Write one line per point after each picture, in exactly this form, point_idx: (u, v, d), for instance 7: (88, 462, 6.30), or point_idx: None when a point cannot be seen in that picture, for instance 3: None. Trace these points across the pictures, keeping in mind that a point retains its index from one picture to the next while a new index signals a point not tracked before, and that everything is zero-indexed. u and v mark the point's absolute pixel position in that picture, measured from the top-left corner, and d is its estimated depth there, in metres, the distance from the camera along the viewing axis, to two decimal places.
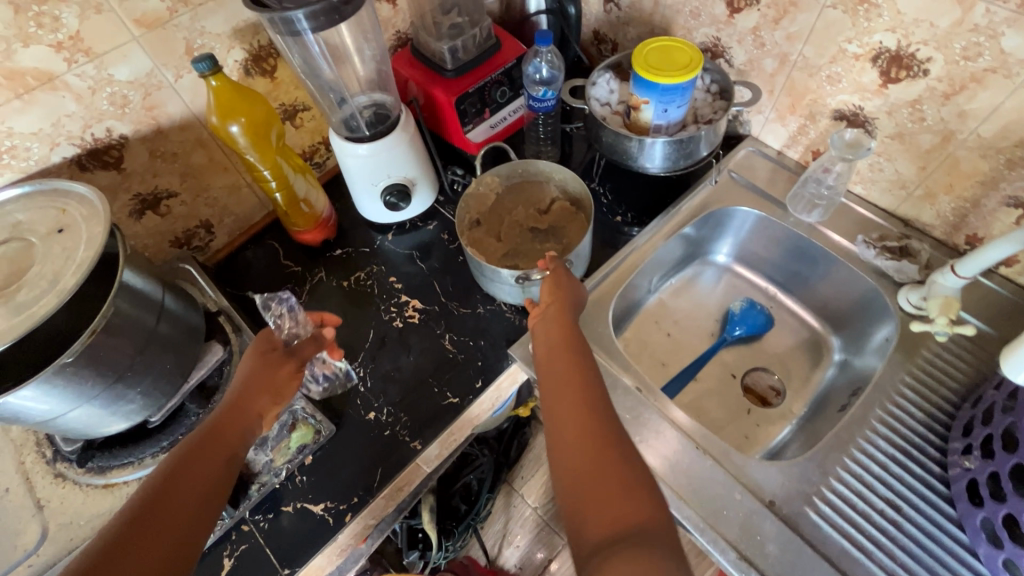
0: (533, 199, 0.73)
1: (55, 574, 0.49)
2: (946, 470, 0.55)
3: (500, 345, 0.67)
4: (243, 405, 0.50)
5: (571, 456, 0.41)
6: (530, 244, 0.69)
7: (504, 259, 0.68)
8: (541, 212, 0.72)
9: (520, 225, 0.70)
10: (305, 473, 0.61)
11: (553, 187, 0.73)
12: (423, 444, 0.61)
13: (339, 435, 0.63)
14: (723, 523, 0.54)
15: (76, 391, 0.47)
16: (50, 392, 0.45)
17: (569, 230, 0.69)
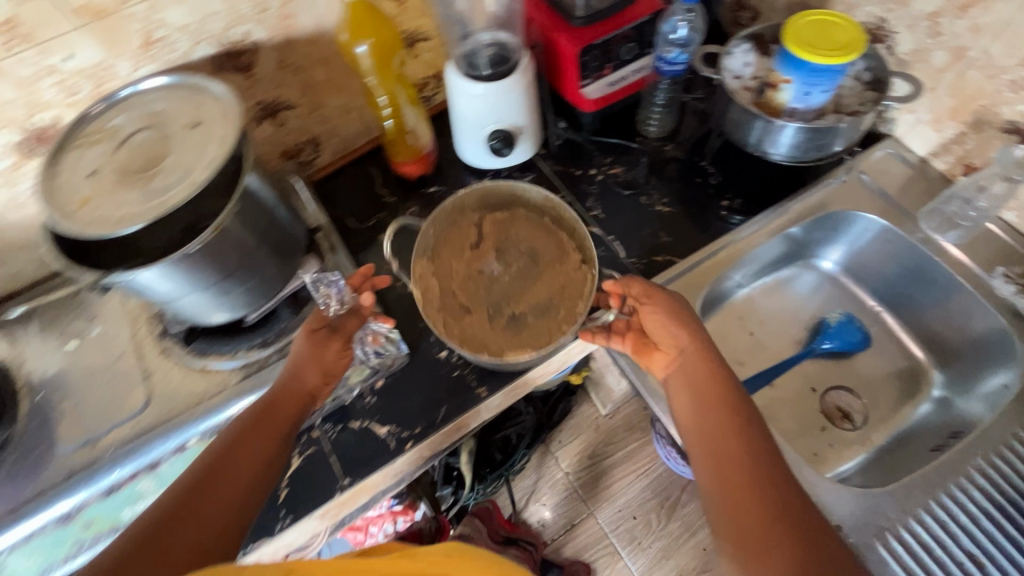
0: (456, 238, 0.66)
1: (155, 436, 0.54)
2: None
3: None
4: (291, 389, 0.52)
5: (753, 534, 0.43)
6: (494, 287, 0.63)
7: (505, 321, 0.61)
8: (478, 244, 0.65)
9: (473, 275, 0.63)
10: (374, 396, 0.63)
11: (473, 208, 0.67)
12: (488, 392, 0.62)
13: (410, 368, 0.65)
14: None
15: (194, 278, 0.50)
16: (174, 275, 0.49)
17: (527, 236, 0.66)
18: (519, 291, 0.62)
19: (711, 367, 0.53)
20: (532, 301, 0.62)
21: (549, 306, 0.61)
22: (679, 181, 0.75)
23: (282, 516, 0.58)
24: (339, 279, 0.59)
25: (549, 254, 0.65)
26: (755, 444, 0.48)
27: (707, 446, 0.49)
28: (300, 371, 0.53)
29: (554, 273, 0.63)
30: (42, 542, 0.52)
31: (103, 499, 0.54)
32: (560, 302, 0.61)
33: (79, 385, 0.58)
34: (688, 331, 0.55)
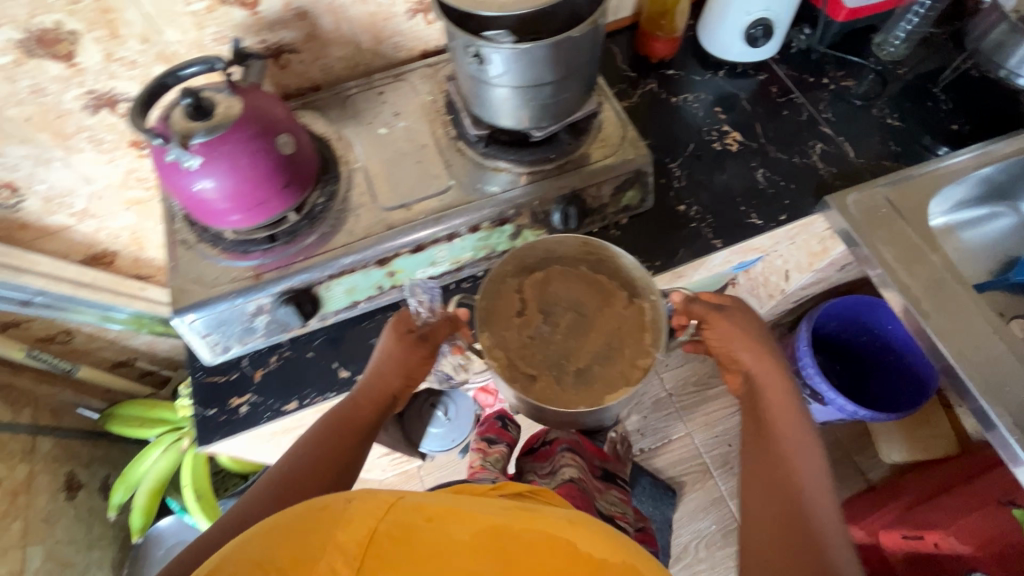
0: (505, 307, 0.60)
1: (458, 213, 0.63)
2: None
3: (809, 193, 0.72)
4: (374, 389, 0.59)
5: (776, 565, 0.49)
6: (551, 344, 0.59)
7: (574, 379, 0.58)
8: (523, 310, 0.60)
9: (527, 342, 0.59)
10: (619, 229, 0.72)
11: (510, 281, 0.61)
12: (723, 244, 0.69)
13: (649, 215, 0.72)
14: (1004, 398, 0.60)
15: (527, 75, 0.57)
16: (521, 66, 0.55)
17: (578, 283, 0.62)
18: (579, 344, 0.59)
19: (787, 398, 0.61)
20: (592, 352, 0.59)
21: (612, 351, 0.59)
22: (910, 101, 0.79)
23: None
24: (433, 287, 0.65)
25: (595, 302, 0.61)
26: (802, 479, 0.54)
27: (767, 508, 0.54)
28: (387, 364, 0.60)
29: (604, 322, 0.61)
30: (359, 278, 0.63)
31: (412, 255, 0.64)
32: (621, 343, 0.59)
33: (389, 164, 0.67)
34: (753, 360, 0.63)
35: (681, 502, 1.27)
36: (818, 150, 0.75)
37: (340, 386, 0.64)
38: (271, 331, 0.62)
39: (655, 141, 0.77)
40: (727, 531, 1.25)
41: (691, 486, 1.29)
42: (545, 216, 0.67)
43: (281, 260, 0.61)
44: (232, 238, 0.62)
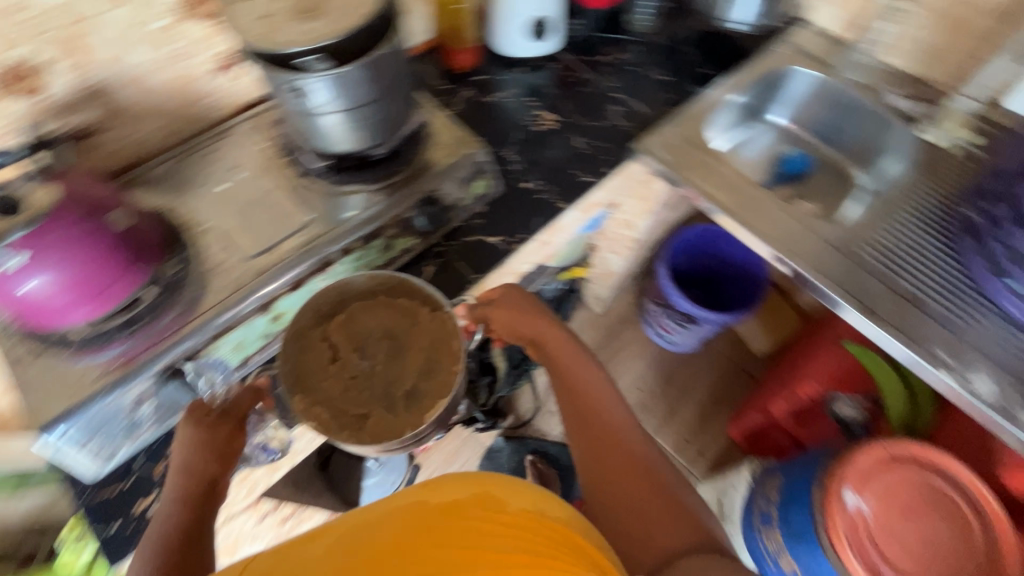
0: (313, 358, 0.59)
1: (325, 242, 0.65)
2: (957, 230, 0.75)
3: (620, 145, 0.85)
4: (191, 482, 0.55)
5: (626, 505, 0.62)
6: (373, 378, 0.58)
7: (405, 403, 0.57)
8: (335, 356, 0.59)
9: (349, 383, 0.58)
10: (480, 217, 0.78)
11: (315, 330, 0.60)
12: (568, 204, 0.79)
13: (501, 198, 0.79)
14: (799, 250, 0.77)
15: (349, 97, 0.61)
16: (340, 89, 0.59)
17: (379, 312, 0.61)
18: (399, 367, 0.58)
19: (580, 357, 0.71)
20: (413, 371, 0.58)
21: (432, 364, 0.59)
22: (669, 59, 0.97)
23: None
24: (221, 361, 0.62)
25: (402, 323, 0.61)
26: (617, 428, 0.66)
27: (596, 456, 0.65)
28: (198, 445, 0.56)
29: (416, 338, 0.60)
30: (243, 332, 0.62)
31: (291, 294, 0.64)
32: (438, 354, 0.59)
33: (241, 215, 0.67)
34: (544, 327, 0.71)
35: None
36: (616, 112, 0.90)
37: None
38: (162, 415, 0.61)
39: (485, 136, 0.86)
40: None
41: None
42: (410, 223, 0.71)
43: (147, 341, 0.57)
44: (79, 338, 0.56)
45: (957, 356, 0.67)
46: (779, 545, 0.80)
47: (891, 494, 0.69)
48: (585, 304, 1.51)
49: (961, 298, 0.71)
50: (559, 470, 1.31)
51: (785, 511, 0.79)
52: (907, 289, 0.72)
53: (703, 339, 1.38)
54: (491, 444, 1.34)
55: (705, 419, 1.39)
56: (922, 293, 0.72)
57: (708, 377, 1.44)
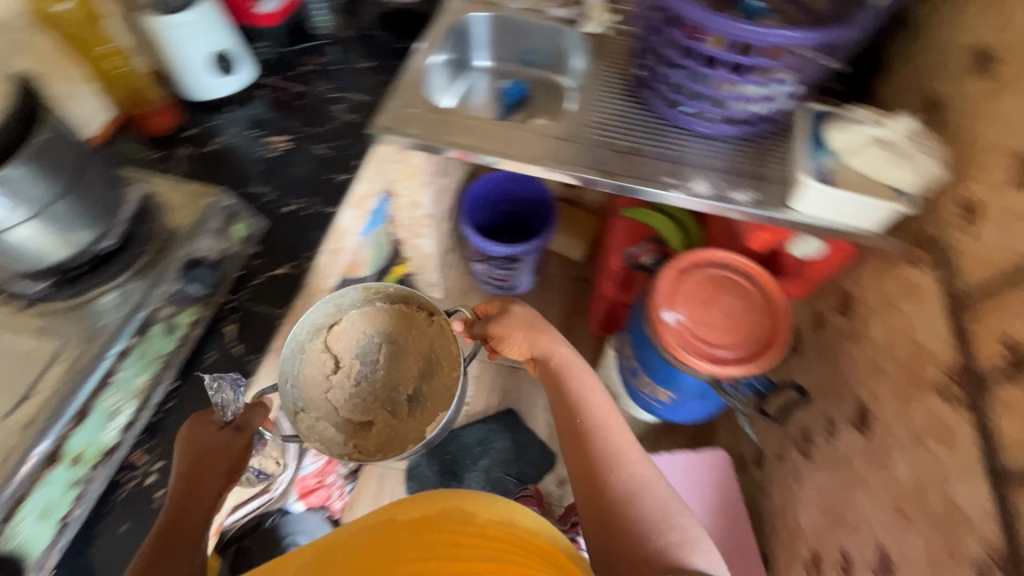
0: (318, 371, 0.86)
1: (89, 357, 0.58)
2: (639, 89, 0.93)
3: (358, 138, 0.89)
4: (201, 496, 0.58)
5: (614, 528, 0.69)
6: (373, 384, 0.89)
7: (406, 404, 0.90)
8: (336, 367, 0.87)
9: (354, 393, 0.88)
10: (257, 258, 0.75)
11: (323, 351, 0.86)
12: (337, 207, 0.80)
13: (268, 232, 0.77)
14: (542, 152, 0.87)
15: (31, 203, 0.54)
16: (12, 199, 0.52)
17: (361, 335, 0.91)
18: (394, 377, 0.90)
19: (594, 395, 0.82)
20: (415, 374, 0.90)
21: (427, 366, 0.90)
22: (365, 48, 1.01)
23: (249, 360, 0.67)
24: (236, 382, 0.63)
25: (403, 329, 0.93)
26: (620, 457, 0.75)
27: (588, 477, 0.75)
28: (211, 455, 0.60)
29: (411, 344, 0.92)
30: (44, 493, 0.54)
31: (80, 427, 0.56)
32: (433, 353, 0.92)
33: None
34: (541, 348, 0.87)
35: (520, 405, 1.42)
36: (340, 110, 0.92)
37: None
38: None
39: (225, 182, 0.82)
40: None
41: None
42: (181, 294, 0.65)
43: None
44: None
45: (677, 176, 0.84)
46: (650, 385, 0.94)
47: (692, 298, 0.85)
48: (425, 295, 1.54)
49: (661, 135, 0.89)
50: (477, 447, 1.35)
51: (641, 356, 0.93)
52: (626, 145, 0.88)
53: (533, 270, 1.51)
54: (407, 465, 1.32)
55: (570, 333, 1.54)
56: (636, 144, 0.88)
57: (555, 300, 1.59)
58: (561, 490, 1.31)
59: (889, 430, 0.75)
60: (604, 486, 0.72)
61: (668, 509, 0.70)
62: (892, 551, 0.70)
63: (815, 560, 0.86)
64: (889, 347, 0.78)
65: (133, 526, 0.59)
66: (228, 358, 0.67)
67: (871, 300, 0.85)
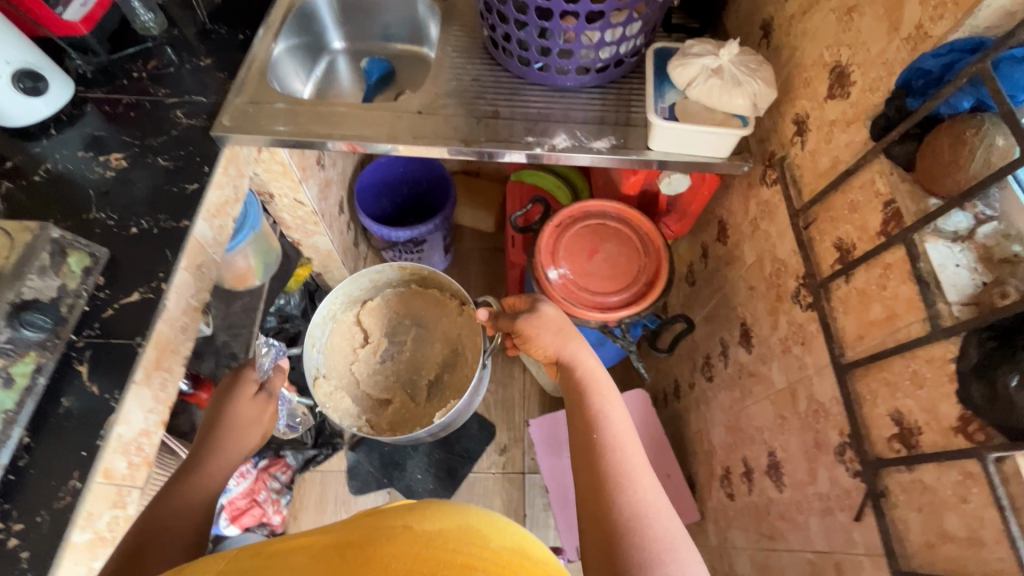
0: (370, 327, 1.17)
1: None
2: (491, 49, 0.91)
3: (204, 142, 0.83)
4: (231, 449, 0.70)
5: (603, 551, 0.57)
6: (399, 364, 1.17)
7: (425, 388, 1.15)
8: (361, 342, 1.16)
9: (385, 362, 1.16)
10: (105, 288, 0.70)
11: (361, 322, 1.17)
12: (189, 220, 0.76)
13: (115, 259, 0.72)
14: (403, 128, 0.84)
15: None
16: None
17: (413, 308, 1.19)
18: (419, 364, 1.16)
19: (606, 394, 0.71)
20: (440, 360, 1.17)
21: (450, 357, 1.16)
22: (201, 43, 0.94)
23: (110, 397, 0.63)
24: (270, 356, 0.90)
25: (436, 312, 1.18)
26: (621, 465, 0.63)
27: (585, 490, 0.62)
28: (247, 427, 0.72)
29: (444, 325, 1.18)
30: None
31: None
32: (461, 343, 1.16)
33: None
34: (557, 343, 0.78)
35: None
36: (181, 114, 0.86)
37: None
38: None
39: (58, 213, 0.76)
40: None
41: None
42: (13, 343, 0.60)
43: None
44: None
45: (537, 133, 0.84)
46: None
47: (573, 252, 0.87)
48: None
49: (519, 95, 0.88)
50: None
51: None
52: (485, 110, 0.86)
53: (445, 248, 1.50)
54: (347, 465, 1.30)
55: None
56: (495, 107, 0.86)
57: (473, 274, 1.58)
58: (504, 457, 1.33)
59: (766, 342, 0.80)
60: (608, 515, 0.59)
61: (674, 537, 0.57)
62: (779, 452, 0.75)
63: (727, 473, 0.92)
64: (758, 266, 0.83)
65: None
66: (86, 399, 0.63)
67: (740, 225, 0.89)
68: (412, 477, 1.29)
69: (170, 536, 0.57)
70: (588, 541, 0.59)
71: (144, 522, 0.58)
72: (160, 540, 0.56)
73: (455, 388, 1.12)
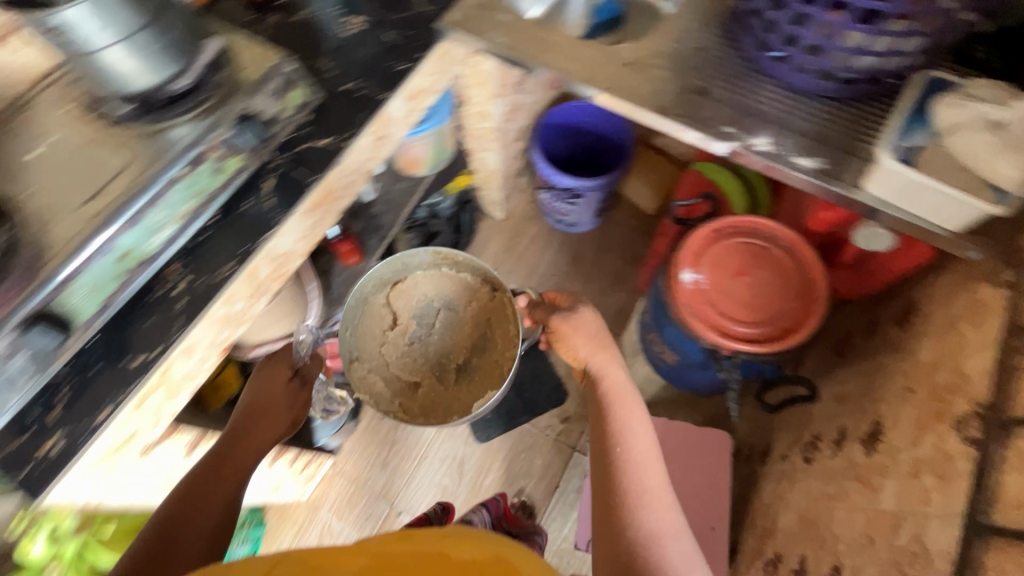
0: (392, 317, 1.09)
1: (147, 174, 0.68)
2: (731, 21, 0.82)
3: (428, 30, 0.89)
4: (260, 437, 0.81)
5: (611, 526, 0.70)
6: (428, 347, 1.10)
7: (452, 371, 1.10)
8: (392, 325, 1.09)
9: (408, 347, 1.09)
10: (307, 127, 0.81)
11: (389, 306, 1.10)
12: (389, 95, 0.83)
13: (324, 105, 0.82)
14: (605, 74, 0.82)
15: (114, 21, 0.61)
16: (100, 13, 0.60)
17: (436, 299, 1.12)
18: (445, 347, 1.10)
19: (626, 401, 0.85)
20: (466, 350, 1.10)
21: (482, 343, 1.10)
22: None
23: (277, 214, 0.75)
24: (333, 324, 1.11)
25: (464, 303, 1.13)
26: (633, 469, 0.75)
27: (607, 490, 0.74)
28: (272, 417, 0.85)
29: (475, 316, 1.11)
30: (95, 270, 0.64)
31: (130, 229, 0.65)
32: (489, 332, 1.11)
33: (61, 174, 0.68)
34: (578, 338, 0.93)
35: None
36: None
37: (140, 370, 0.66)
38: (37, 367, 0.61)
39: (298, 51, 0.87)
40: None
41: None
42: (230, 142, 0.73)
43: None
44: None
45: (740, 126, 0.75)
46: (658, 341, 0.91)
47: (718, 264, 0.79)
48: (485, 213, 1.59)
49: (738, 78, 0.79)
50: None
51: (654, 312, 0.89)
52: (693, 82, 0.79)
53: (596, 211, 1.48)
54: None
55: (618, 283, 1.51)
56: (706, 83, 0.79)
57: (612, 246, 1.55)
58: (563, 425, 1.34)
59: (893, 455, 0.67)
60: (628, 533, 0.68)
61: (667, 533, 0.68)
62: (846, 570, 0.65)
63: (775, 560, 0.83)
64: (928, 368, 0.69)
65: (159, 321, 0.69)
66: (261, 208, 0.75)
67: (931, 316, 0.73)
68: None
69: (194, 526, 0.66)
70: (604, 522, 0.72)
71: (172, 510, 0.66)
72: (179, 542, 0.64)
73: (485, 377, 1.09)
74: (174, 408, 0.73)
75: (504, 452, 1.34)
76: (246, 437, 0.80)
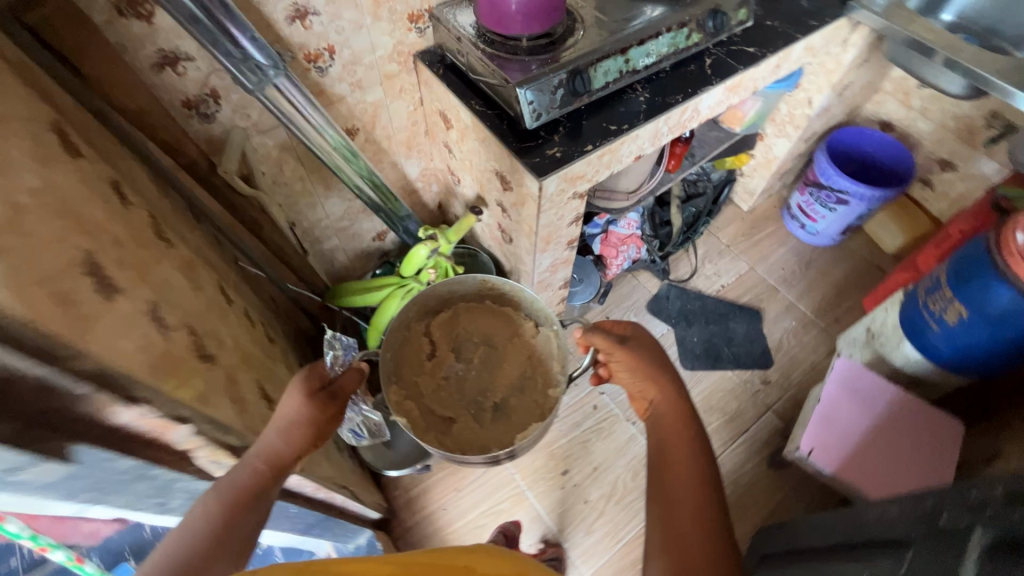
0: (419, 351, 1.02)
1: (656, 17, 0.94)
2: None
3: (837, 7, 1.13)
4: (274, 449, 0.63)
5: None
6: (464, 381, 1.00)
7: (487, 409, 0.97)
8: (431, 357, 1.02)
9: (443, 378, 1.00)
10: (736, 38, 1.07)
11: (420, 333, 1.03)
12: (802, 36, 1.08)
13: (751, 29, 1.08)
14: (996, 64, 1.00)
15: None
16: None
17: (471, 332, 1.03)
18: (485, 384, 1.00)
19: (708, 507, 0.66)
20: (499, 387, 0.99)
21: (515, 382, 0.99)
22: None
23: (713, 79, 1.00)
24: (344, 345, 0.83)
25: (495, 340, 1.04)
26: None
27: None
28: (293, 426, 0.66)
29: (504, 350, 1.02)
30: (612, 63, 0.91)
31: (641, 45, 0.93)
32: (522, 374, 0.99)
33: (595, 5, 0.98)
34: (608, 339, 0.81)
35: (765, 312, 1.57)
36: None
37: (614, 133, 0.92)
38: (564, 103, 0.90)
39: None
40: (807, 323, 1.56)
41: (767, 302, 1.60)
42: (702, 23, 0.98)
43: (555, 59, 0.88)
44: (527, 44, 0.90)
45: None
46: (946, 300, 1.03)
47: None
48: (733, 201, 1.79)
49: None
50: (715, 314, 1.56)
51: (954, 272, 1.03)
52: None
53: (845, 226, 1.61)
54: (657, 291, 1.59)
55: (841, 295, 1.61)
56: None
57: (844, 264, 1.67)
58: (765, 387, 1.44)
59: None
60: None
61: None
62: None
63: None
64: None
65: (627, 111, 0.95)
66: (701, 73, 1.01)
67: None
68: (690, 334, 1.52)
69: None
70: None
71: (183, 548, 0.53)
72: None
73: (518, 414, 0.96)
74: (599, 177, 0.96)
75: (703, 385, 1.45)
76: (266, 461, 0.63)
